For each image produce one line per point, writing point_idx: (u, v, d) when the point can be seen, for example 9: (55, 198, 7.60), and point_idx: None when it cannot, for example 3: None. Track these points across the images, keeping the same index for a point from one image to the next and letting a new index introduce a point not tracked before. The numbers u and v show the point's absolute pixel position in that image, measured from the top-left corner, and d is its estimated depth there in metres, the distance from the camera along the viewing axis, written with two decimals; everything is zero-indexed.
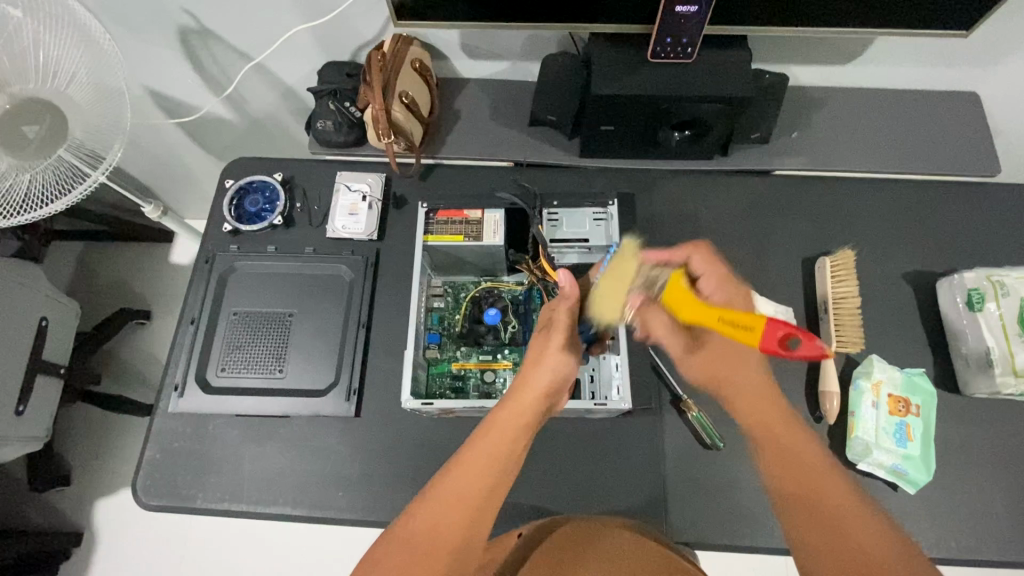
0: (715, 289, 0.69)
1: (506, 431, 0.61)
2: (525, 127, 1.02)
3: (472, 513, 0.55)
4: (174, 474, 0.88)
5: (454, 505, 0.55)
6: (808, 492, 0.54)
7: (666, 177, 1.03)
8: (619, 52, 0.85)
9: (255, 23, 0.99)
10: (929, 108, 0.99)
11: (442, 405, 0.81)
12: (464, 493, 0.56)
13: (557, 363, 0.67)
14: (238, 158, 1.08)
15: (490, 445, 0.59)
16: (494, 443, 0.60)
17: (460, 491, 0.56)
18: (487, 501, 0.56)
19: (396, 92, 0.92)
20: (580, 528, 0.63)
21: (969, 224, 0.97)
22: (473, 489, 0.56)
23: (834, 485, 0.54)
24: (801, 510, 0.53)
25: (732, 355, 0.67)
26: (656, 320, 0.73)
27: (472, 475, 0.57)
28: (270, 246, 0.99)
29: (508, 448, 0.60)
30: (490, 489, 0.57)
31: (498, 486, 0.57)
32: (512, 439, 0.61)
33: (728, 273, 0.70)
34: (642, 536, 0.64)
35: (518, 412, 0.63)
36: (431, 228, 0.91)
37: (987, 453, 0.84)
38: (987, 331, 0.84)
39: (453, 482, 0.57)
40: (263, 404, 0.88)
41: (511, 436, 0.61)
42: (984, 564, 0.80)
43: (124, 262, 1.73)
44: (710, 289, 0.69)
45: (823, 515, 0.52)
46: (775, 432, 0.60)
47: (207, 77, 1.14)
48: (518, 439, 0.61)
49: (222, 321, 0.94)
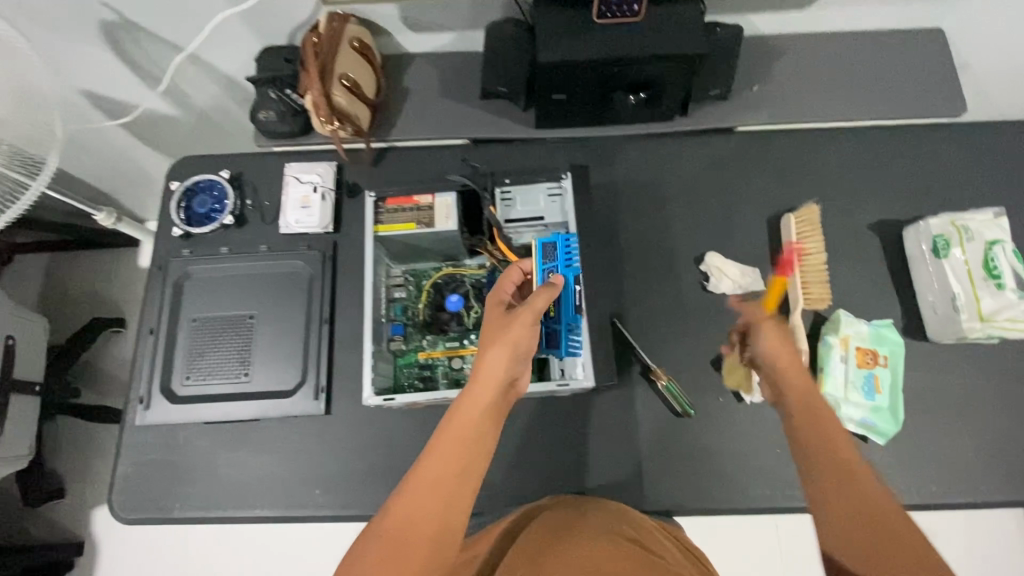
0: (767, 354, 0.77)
1: (468, 417, 0.64)
2: (478, 102, 0.99)
3: (443, 498, 0.59)
4: (146, 487, 0.86)
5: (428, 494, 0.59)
6: (847, 479, 0.58)
7: (625, 142, 0.99)
8: (562, 18, 0.82)
9: (182, 12, 0.93)
10: (890, 50, 0.96)
11: (403, 400, 0.79)
12: (432, 481, 0.59)
13: (517, 343, 0.68)
14: (182, 157, 1.03)
15: (457, 431, 0.63)
16: (455, 432, 0.63)
17: (429, 480, 0.59)
18: (454, 488, 0.59)
19: (335, 75, 0.89)
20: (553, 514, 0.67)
21: (936, 166, 0.95)
22: (438, 479, 0.59)
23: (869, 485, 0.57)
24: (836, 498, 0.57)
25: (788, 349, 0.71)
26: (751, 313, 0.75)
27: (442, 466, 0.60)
28: (223, 248, 0.96)
29: (474, 431, 0.63)
30: (456, 475, 0.60)
31: (464, 470, 0.61)
32: (477, 423, 0.64)
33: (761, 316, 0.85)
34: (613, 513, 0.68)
35: (482, 392, 0.66)
36: (381, 218, 0.85)
37: (956, 398, 0.84)
38: (953, 278, 0.83)
39: (422, 473, 0.60)
40: (231, 409, 0.87)
41: (473, 421, 0.64)
42: (953, 507, 0.81)
43: (94, 271, 1.70)
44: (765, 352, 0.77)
45: (875, 522, 0.55)
46: (826, 437, 0.62)
47: (141, 74, 1.08)
48: (481, 424, 0.64)
49: (181, 329, 0.92)
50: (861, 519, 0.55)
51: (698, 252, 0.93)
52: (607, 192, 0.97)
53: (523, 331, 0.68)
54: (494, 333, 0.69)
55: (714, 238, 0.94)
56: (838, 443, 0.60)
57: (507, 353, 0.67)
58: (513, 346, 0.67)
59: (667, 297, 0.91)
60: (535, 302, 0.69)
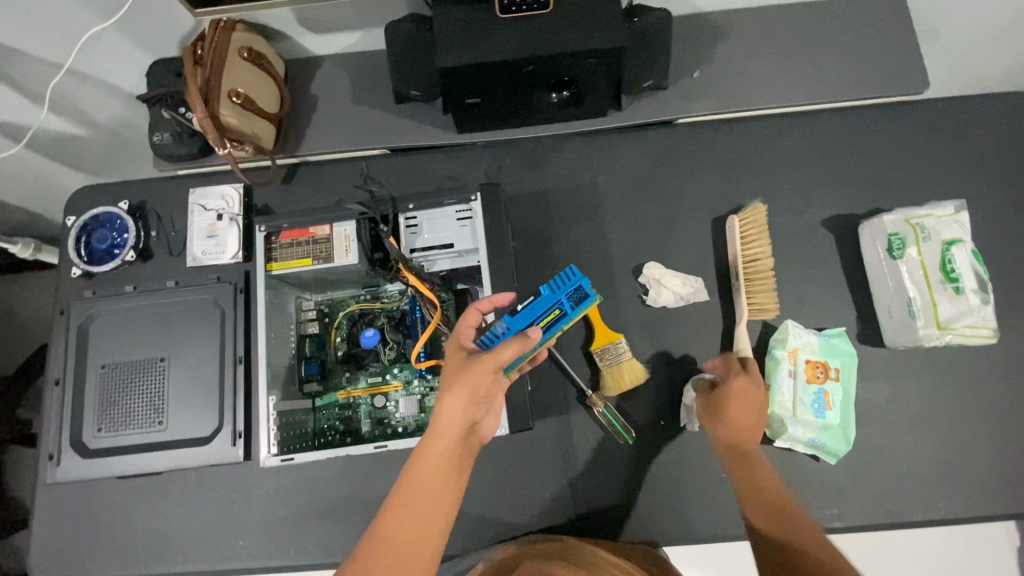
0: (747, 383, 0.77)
1: (433, 469, 0.58)
2: (392, 107, 0.90)
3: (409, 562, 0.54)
4: (64, 547, 0.82)
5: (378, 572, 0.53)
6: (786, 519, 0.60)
7: (557, 143, 0.91)
8: (462, 12, 0.72)
9: (52, 28, 0.84)
10: (844, 22, 0.87)
11: (304, 458, 0.72)
12: (398, 544, 0.54)
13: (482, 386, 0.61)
14: (81, 187, 0.95)
15: (414, 496, 0.56)
16: (419, 486, 0.57)
17: (398, 541, 0.54)
18: (423, 548, 0.55)
19: (223, 92, 0.80)
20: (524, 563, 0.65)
21: (897, 150, 0.86)
22: (405, 539, 0.54)
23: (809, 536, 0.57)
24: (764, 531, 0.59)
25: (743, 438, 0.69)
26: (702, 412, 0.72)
27: (398, 538, 0.55)
28: (129, 285, 0.90)
29: (438, 487, 0.58)
30: (425, 533, 0.55)
31: (434, 527, 0.56)
32: (440, 476, 0.58)
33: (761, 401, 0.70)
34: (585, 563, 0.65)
35: (440, 449, 0.59)
36: (273, 253, 0.76)
37: (915, 407, 0.78)
38: (908, 280, 0.75)
39: (387, 536, 0.55)
40: (145, 461, 0.82)
41: (436, 473, 0.58)
42: (916, 525, 0.76)
43: (41, 297, 1.64)
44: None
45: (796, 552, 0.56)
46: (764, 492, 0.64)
47: (31, 96, 0.99)
48: (447, 476, 0.58)
49: (90, 377, 0.86)
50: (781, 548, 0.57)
51: (637, 262, 0.86)
52: (537, 200, 0.89)
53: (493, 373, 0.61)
54: (454, 373, 0.61)
55: (655, 244, 0.86)
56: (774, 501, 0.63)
57: (465, 402, 0.60)
58: (477, 390, 0.60)
59: (605, 313, 0.85)
60: (503, 351, 0.59)
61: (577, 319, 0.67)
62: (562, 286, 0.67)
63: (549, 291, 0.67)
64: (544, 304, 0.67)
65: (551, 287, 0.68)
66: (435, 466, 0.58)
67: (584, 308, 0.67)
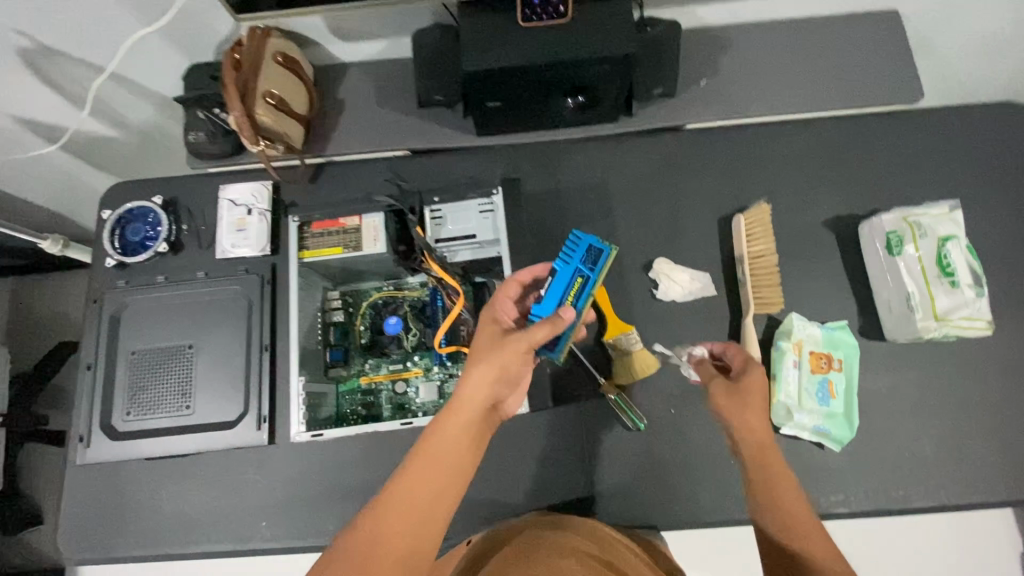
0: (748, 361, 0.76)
1: (456, 439, 0.60)
2: (415, 111, 0.95)
3: (420, 525, 0.54)
4: (91, 528, 0.85)
5: (394, 519, 0.54)
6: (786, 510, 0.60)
7: (570, 145, 0.96)
8: (487, 21, 0.78)
9: (97, 32, 0.89)
10: (842, 35, 0.92)
11: (332, 433, 0.79)
12: (411, 505, 0.55)
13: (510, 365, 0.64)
14: (116, 183, 1.00)
15: (434, 456, 0.58)
16: (439, 453, 0.59)
17: (410, 501, 0.55)
18: (433, 515, 0.55)
19: (259, 93, 0.85)
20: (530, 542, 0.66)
21: (893, 155, 0.91)
22: (419, 501, 0.55)
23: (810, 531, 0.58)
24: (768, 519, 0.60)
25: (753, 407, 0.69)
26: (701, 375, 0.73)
27: (412, 496, 0.55)
28: (160, 276, 0.94)
29: (457, 459, 0.59)
30: (437, 500, 0.56)
31: (451, 495, 0.57)
32: (461, 446, 0.60)
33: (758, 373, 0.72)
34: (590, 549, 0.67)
35: (465, 416, 0.61)
36: (305, 243, 0.83)
37: (914, 398, 0.81)
38: (907, 275, 0.79)
39: (399, 496, 0.55)
40: (173, 444, 0.85)
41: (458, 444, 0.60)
42: (916, 512, 0.79)
43: (58, 296, 1.67)
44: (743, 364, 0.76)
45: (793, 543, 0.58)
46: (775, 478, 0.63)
47: (70, 97, 1.04)
48: (469, 449, 0.60)
49: (121, 363, 0.90)
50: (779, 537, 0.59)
51: (647, 258, 0.90)
52: (552, 199, 0.94)
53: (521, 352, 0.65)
54: (486, 349, 0.65)
55: (664, 242, 0.90)
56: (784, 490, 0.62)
57: (494, 376, 0.64)
58: (506, 368, 0.64)
59: (616, 306, 0.88)
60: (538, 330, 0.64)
61: (601, 275, 0.73)
62: (573, 254, 0.74)
63: (565, 263, 0.73)
64: (566, 279, 0.73)
65: (564, 259, 0.74)
66: (456, 437, 0.60)
67: (602, 263, 0.73)
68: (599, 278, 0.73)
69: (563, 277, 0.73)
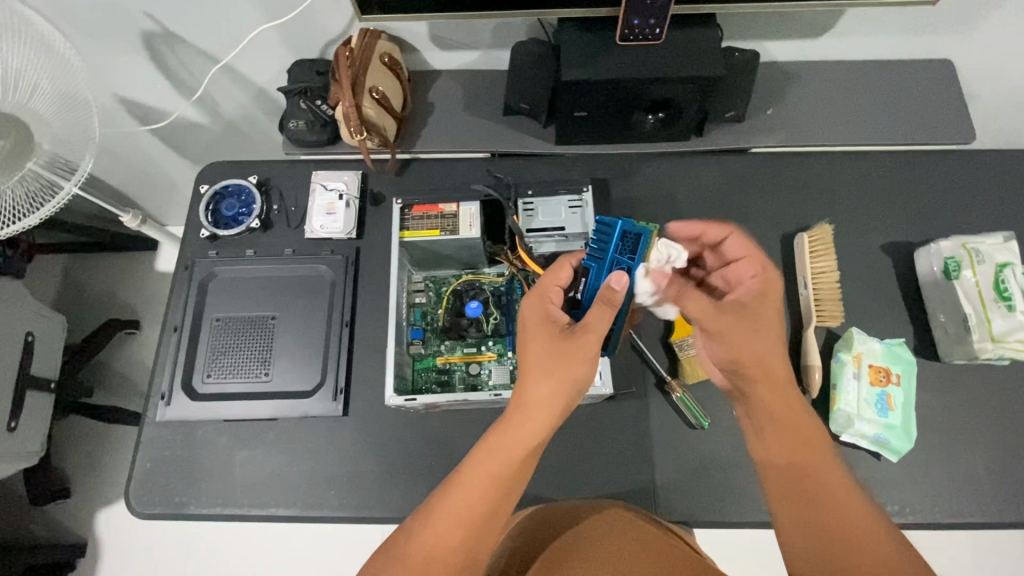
0: (753, 275, 0.71)
1: (508, 451, 0.62)
2: (500, 117, 1.02)
3: (471, 536, 0.58)
4: (166, 482, 0.88)
5: (454, 529, 0.58)
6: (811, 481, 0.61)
7: (642, 160, 1.03)
8: (586, 37, 0.85)
9: (220, 23, 0.97)
10: (902, 77, 0.99)
11: (426, 401, 0.81)
12: (461, 517, 0.59)
13: (573, 374, 0.65)
14: (212, 162, 1.07)
15: (485, 468, 0.61)
16: (493, 465, 0.62)
17: (458, 515, 0.59)
18: (484, 526, 0.59)
19: (366, 88, 0.92)
20: (589, 528, 0.70)
21: (946, 191, 0.97)
22: (467, 514, 0.59)
23: (855, 509, 0.58)
24: (797, 496, 0.60)
25: (751, 326, 0.66)
26: (693, 300, 0.68)
27: (465, 506, 0.60)
28: (249, 250, 0.99)
29: (508, 469, 0.62)
30: (489, 513, 0.60)
31: (499, 504, 0.60)
32: (512, 455, 0.62)
33: (752, 284, 0.70)
34: (644, 532, 0.70)
35: (520, 425, 0.64)
36: (406, 224, 0.89)
37: (968, 418, 0.85)
38: (965, 299, 0.84)
39: (450, 507, 0.60)
40: (250, 408, 0.89)
41: (511, 455, 0.62)
42: (967, 527, 0.81)
43: (111, 274, 1.72)
44: (747, 275, 0.71)
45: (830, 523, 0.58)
46: (814, 459, 0.62)
47: (176, 81, 1.11)
48: (521, 460, 0.62)
49: (204, 328, 0.94)
50: (811, 509, 0.59)
51: None
52: (623, 207, 1.00)
53: (583, 357, 0.65)
54: (547, 356, 0.66)
55: None
56: (827, 469, 0.61)
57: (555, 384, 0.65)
58: (568, 378, 0.65)
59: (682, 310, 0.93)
60: (593, 322, 0.66)
61: (642, 260, 0.74)
62: (607, 247, 0.74)
63: (600, 259, 0.75)
64: (607, 270, 0.74)
65: (598, 254, 0.75)
66: (510, 446, 0.63)
67: (640, 249, 0.74)
68: (639, 264, 0.74)
69: (607, 268, 0.74)
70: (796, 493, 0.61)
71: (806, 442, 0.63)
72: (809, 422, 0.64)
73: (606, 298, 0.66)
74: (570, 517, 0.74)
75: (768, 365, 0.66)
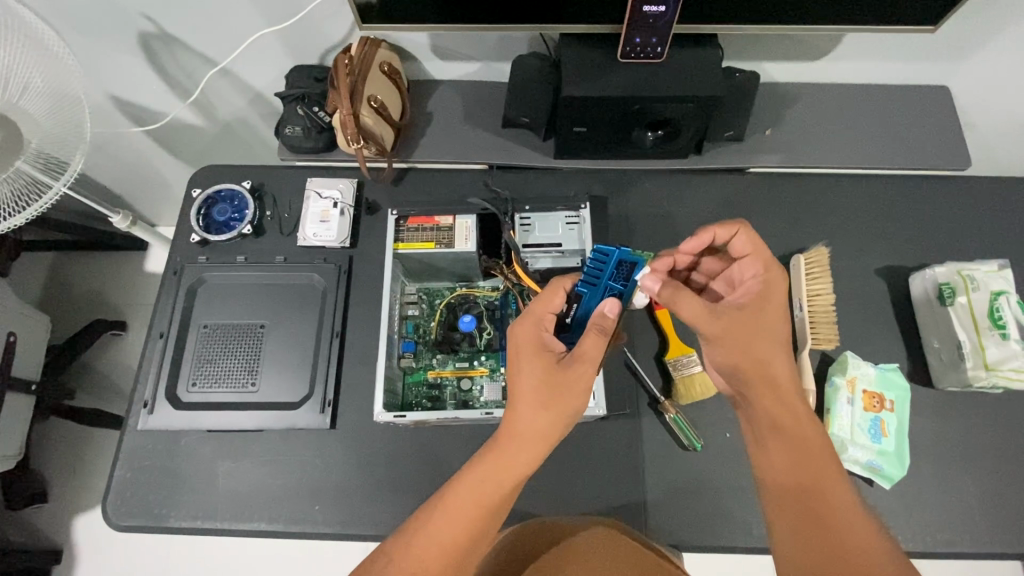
0: (753, 275, 0.71)
1: (495, 481, 0.61)
2: (499, 129, 1.01)
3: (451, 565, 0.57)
4: (146, 493, 0.86)
5: (433, 558, 0.57)
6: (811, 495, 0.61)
7: (640, 176, 1.02)
8: (588, 53, 0.84)
9: (219, 26, 0.96)
10: (899, 103, 1.00)
11: (415, 417, 0.79)
12: (442, 546, 0.58)
13: (565, 405, 0.64)
14: (206, 165, 1.05)
15: (469, 497, 0.60)
16: (478, 493, 0.60)
17: (439, 542, 0.58)
18: (465, 555, 0.58)
19: (364, 96, 0.90)
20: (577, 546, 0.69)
21: (941, 217, 0.98)
22: (448, 543, 0.58)
23: (854, 530, 0.58)
24: (797, 510, 0.61)
25: (751, 330, 0.67)
26: (687, 302, 0.66)
27: (447, 535, 0.58)
28: (240, 256, 0.97)
29: (494, 500, 0.60)
30: (470, 542, 0.58)
31: (481, 535, 0.59)
32: (499, 485, 0.61)
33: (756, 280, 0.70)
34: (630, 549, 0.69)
35: (509, 455, 0.62)
36: (401, 236, 0.88)
37: (961, 446, 0.84)
38: (959, 326, 0.84)
39: (433, 533, 0.58)
40: (234, 419, 0.86)
41: (497, 485, 0.61)
42: (959, 556, 0.81)
43: (99, 274, 1.70)
44: (748, 275, 0.71)
45: (831, 540, 0.58)
46: (817, 477, 0.62)
47: (172, 83, 1.10)
48: (507, 491, 0.61)
49: (192, 335, 0.92)
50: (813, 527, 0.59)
51: None
52: (619, 224, 1.00)
53: (576, 388, 0.64)
54: (539, 385, 0.64)
55: None
56: (826, 489, 0.61)
57: (546, 414, 0.63)
58: (559, 408, 0.63)
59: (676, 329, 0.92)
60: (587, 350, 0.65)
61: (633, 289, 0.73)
62: (602, 272, 0.72)
63: (593, 285, 0.72)
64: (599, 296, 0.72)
65: (592, 279, 0.73)
66: (497, 475, 0.61)
67: (634, 278, 0.72)
68: (631, 291, 0.73)
69: (598, 295, 0.72)
70: (795, 510, 0.61)
71: (808, 460, 0.63)
72: (815, 438, 0.64)
73: (600, 327, 0.66)
74: (557, 531, 0.73)
75: (775, 370, 0.67)
